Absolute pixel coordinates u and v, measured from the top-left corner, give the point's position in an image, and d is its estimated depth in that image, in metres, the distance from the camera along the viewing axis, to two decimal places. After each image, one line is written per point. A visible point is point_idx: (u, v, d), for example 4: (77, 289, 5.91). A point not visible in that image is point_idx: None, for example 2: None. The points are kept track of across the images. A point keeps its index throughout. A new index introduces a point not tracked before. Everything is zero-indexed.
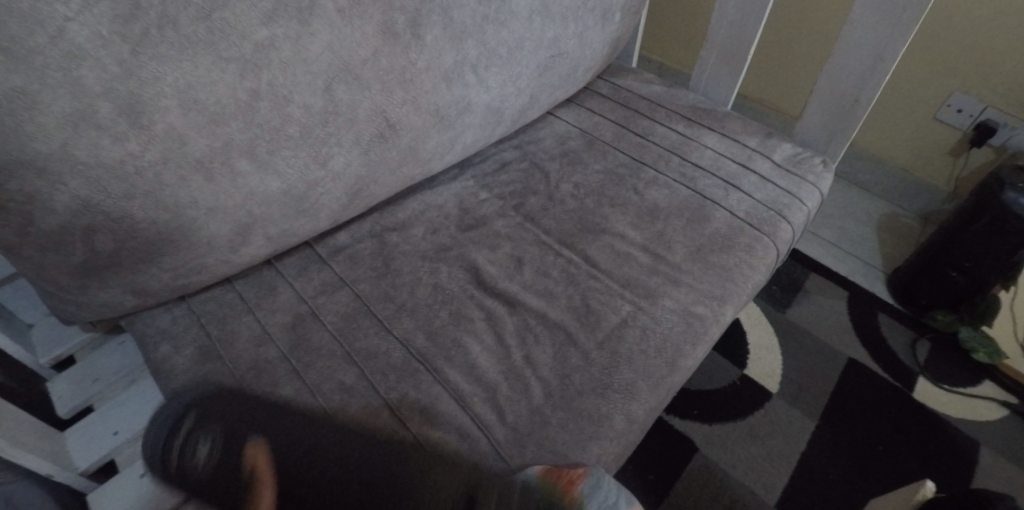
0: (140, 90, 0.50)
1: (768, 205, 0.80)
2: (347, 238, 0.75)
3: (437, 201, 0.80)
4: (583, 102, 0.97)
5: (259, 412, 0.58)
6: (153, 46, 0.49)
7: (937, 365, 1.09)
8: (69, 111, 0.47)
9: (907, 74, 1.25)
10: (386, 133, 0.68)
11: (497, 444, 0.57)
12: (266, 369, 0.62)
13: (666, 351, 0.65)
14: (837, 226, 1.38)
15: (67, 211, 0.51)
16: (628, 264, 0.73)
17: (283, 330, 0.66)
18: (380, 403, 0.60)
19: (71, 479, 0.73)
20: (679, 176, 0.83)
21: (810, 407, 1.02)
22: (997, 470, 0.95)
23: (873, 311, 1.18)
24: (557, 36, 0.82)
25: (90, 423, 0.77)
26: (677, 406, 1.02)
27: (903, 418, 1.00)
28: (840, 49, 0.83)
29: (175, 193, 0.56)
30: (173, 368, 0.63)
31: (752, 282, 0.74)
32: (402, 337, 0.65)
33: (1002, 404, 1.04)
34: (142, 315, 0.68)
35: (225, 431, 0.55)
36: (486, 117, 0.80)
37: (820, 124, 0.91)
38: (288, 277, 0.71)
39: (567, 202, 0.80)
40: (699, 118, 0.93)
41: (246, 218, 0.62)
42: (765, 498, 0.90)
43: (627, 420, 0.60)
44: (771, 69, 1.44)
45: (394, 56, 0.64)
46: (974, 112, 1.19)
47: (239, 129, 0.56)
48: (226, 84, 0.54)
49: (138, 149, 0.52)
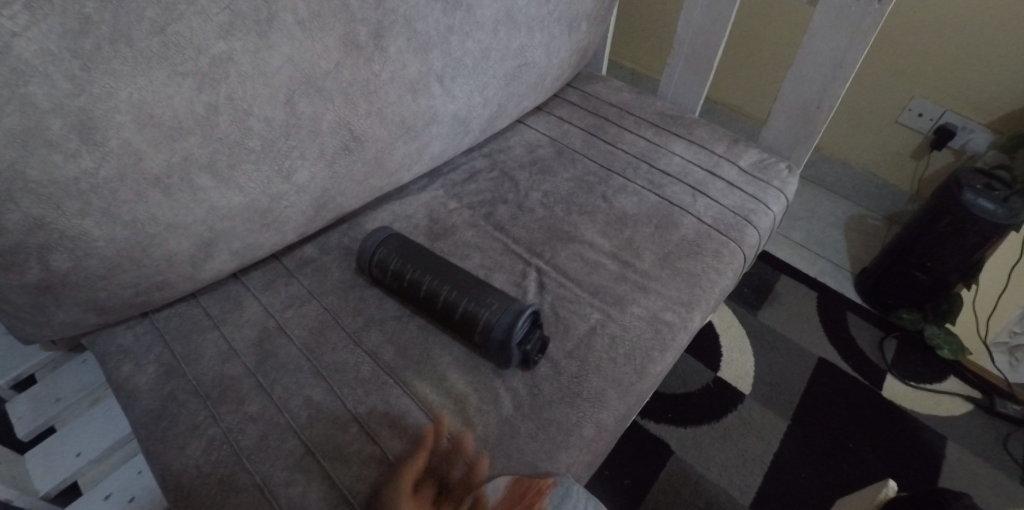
0: (92, 105, 0.49)
1: (734, 211, 0.81)
2: (315, 250, 0.75)
3: (407, 211, 0.80)
4: (553, 110, 0.98)
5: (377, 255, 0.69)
6: (106, 61, 0.48)
7: (904, 362, 1.12)
8: (17, 129, 0.46)
9: (868, 79, 1.28)
10: (351, 145, 0.67)
11: (467, 456, 0.57)
12: (232, 386, 0.61)
13: (635, 358, 0.66)
14: (807, 228, 1.40)
15: (18, 230, 0.50)
16: (597, 272, 0.73)
17: (249, 345, 0.65)
18: (348, 418, 0.59)
19: (32, 502, 0.72)
20: (647, 183, 0.84)
21: (782, 407, 1.03)
22: (963, 464, 0.98)
23: (842, 312, 1.21)
24: (524, 46, 0.82)
25: (52, 445, 0.75)
26: (653, 410, 1.02)
27: (872, 416, 1.03)
28: (800, 57, 0.85)
29: (132, 210, 0.55)
30: (135, 387, 0.62)
31: (720, 287, 0.75)
32: (371, 351, 0.65)
33: (967, 399, 1.07)
34: (103, 333, 0.66)
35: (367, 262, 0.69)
36: (454, 127, 0.80)
37: (784, 130, 0.93)
38: (255, 291, 0.70)
39: (537, 210, 0.80)
40: (667, 125, 0.94)
41: (207, 234, 0.61)
42: (739, 499, 0.92)
43: (596, 428, 0.60)
44: (737, 74, 1.46)
45: (357, 68, 0.64)
46: (934, 116, 1.22)
47: (197, 144, 0.56)
48: (183, 98, 0.53)
49: (92, 166, 0.51)
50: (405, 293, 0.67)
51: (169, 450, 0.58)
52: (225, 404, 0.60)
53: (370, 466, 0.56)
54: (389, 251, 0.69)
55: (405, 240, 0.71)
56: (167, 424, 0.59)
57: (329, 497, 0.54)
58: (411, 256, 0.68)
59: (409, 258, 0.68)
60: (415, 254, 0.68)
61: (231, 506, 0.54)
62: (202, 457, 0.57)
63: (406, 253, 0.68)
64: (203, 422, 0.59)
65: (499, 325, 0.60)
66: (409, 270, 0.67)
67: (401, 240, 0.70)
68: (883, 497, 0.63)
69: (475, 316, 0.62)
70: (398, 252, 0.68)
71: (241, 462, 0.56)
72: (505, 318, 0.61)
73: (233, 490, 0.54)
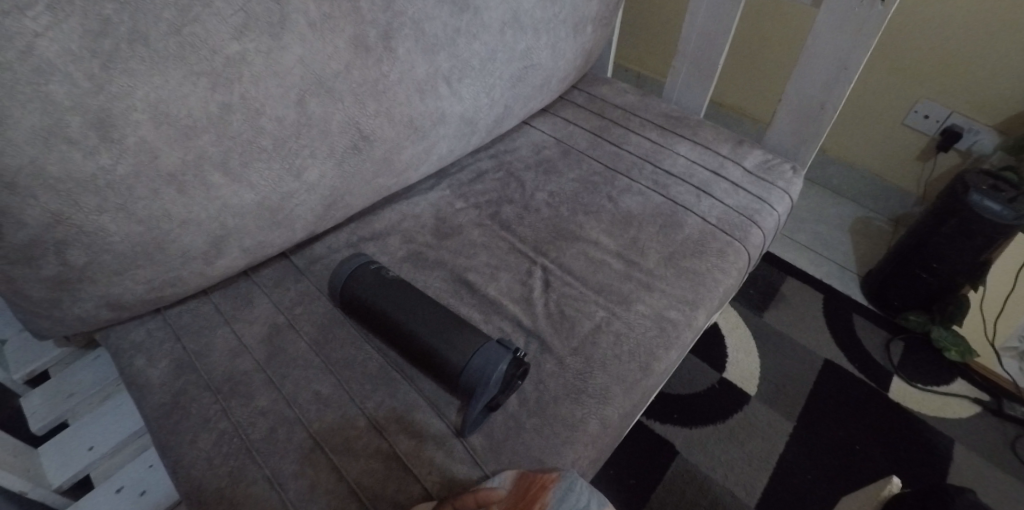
0: (110, 104, 0.50)
1: (739, 211, 0.82)
2: (324, 249, 0.76)
3: (414, 211, 0.81)
4: (558, 112, 0.99)
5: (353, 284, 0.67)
6: (124, 60, 0.50)
7: (911, 365, 1.11)
8: (38, 126, 0.48)
9: (874, 81, 1.28)
10: (361, 144, 0.69)
11: (473, 451, 0.58)
12: (242, 380, 0.62)
13: (640, 355, 0.66)
14: (813, 231, 1.40)
15: (37, 225, 0.51)
16: (602, 270, 0.74)
17: (259, 341, 0.66)
18: (356, 413, 0.60)
19: (45, 495, 0.73)
20: (652, 183, 0.85)
21: (788, 408, 1.03)
22: (971, 466, 0.97)
23: (848, 313, 1.21)
24: (530, 48, 0.83)
25: (65, 439, 0.76)
26: (658, 411, 1.03)
27: (879, 417, 1.02)
28: (804, 58, 0.86)
29: (147, 206, 0.56)
30: (147, 381, 0.63)
31: (724, 286, 0.75)
32: (379, 347, 0.66)
33: (975, 401, 1.06)
34: (116, 328, 0.67)
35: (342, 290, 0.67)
36: (461, 128, 0.81)
37: (789, 131, 0.93)
38: (265, 289, 0.71)
39: (543, 210, 0.81)
40: (672, 126, 0.95)
41: (220, 230, 0.62)
42: (744, 500, 0.91)
43: (601, 424, 0.61)
44: (743, 77, 1.47)
45: (366, 68, 0.65)
46: (940, 118, 1.23)
47: (210, 142, 0.57)
48: (197, 97, 0.54)
49: (109, 163, 0.52)
50: (377, 326, 0.64)
51: (180, 443, 0.59)
52: (235, 398, 0.61)
53: (378, 459, 0.57)
54: (365, 279, 0.67)
55: (383, 269, 0.69)
56: (179, 417, 0.60)
57: (337, 489, 0.55)
58: (383, 288, 0.65)
59: (381, 289, 0.65)
60: (390, 287, 0.65)
61: (241, 498, 0.54)
62: (212, 450, 0.58)
63: (381, 284, 0.66)
64: (214, 416, 0.60)
65: (465, 373, 0.57)
66: (382, 302, 0.64)
67: (378, 270, 0.68)
68: (887, 494, 0.63)
69: (443, 356, 0.59)
70: (371, 283, 0.66)
71: (250, 455, 0.57)
72: (472, 364, 0.57)
73: (243, 481, 0.55)
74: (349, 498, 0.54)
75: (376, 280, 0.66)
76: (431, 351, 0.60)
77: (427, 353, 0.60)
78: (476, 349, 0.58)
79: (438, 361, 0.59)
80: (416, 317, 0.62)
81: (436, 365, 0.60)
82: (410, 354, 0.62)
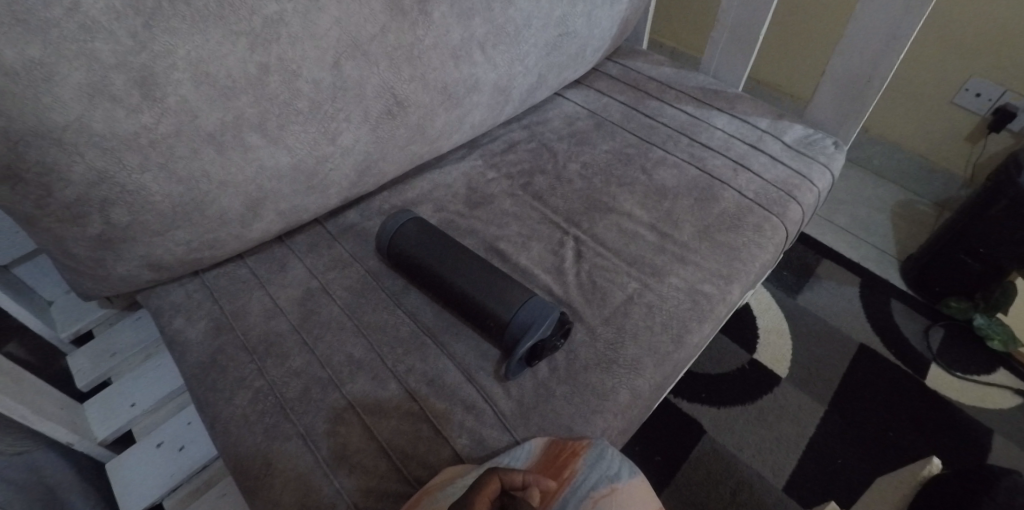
0: (153, 62, 0.51)
1: (778, 186, 0.79)
2: (356, 217, 0.76)
3: (446, 180, 0.81)
4: (592, 83, 0.97)
5: (397, 236, 0.67)
6: (167, 19, 0.51)
7: (951, 351, 1.08)
8: (85, 82, 0.48)
9: (924, 56, 1.23)
10: (395, 110, 0.68)
11: (502, 416, 0.58)
12: (277, 341, 0.63)
13: (672, 327, 0.65)
14: (852, 213, 1.36)
15: (83, 182, 0.52)
16: (634, 242, 0.73)
17: (293, 304, 0.67)
18: (387, 376, 0.60)
19: (90, 448, 0.76)
20: (688, 156, 0.83)
21: (819, 391, 1.01)
22: (1009, 455, 0.94)
23: (886, 298, 1.17)
24: (566, 14, 0.82)
25: (109, 396, 0.80)
26: (686, 390, 1.01)
27: (915, 402, 0.99)
28: (851, 28, 0.82)
29: (187, 165, 0.56)
30: (187, 340, 0.65)
31: (760, 262, 0.73)
32: (410, 312, 0.66)
33: (1017, 392, 1.03)
34: (157, 290, 0.69)
35: (386, 241, 0.68)
36: (494, 96, 0.80)
37: (832, 104, 0.90)
38: (299, 254, 0.72)
39: (575, 181, 0.80)
40: (710, 99, 0.92)
41: (256, 193, 0.62)
42: (772, 481, 0.90)
43: (631, 394, 0.60)
44: (784, 53, 1.43)
45: (401, 32, 0.65)
46: (993, 96, 1.17)
47: (249, 103, 0.57)
48: (237, 57, 0.55)
49: (151, 121, 0.53)
50: (421, 279, 0.65)
51: (219, 399, 0.60)
52: (271, 358, 0.62)
53: (408, 421, 0.57)
54: (408, 233, 0.67)
55: (425, 222, 0.69)
56: (217, 374, 0.62)
57: (369, 448, 0.56)
58: (428, 242, 0.66)
59: (425, 242, 0.66)
60: (433, 241, 0.66)
61: (275, 454, 0.56)
62: (249, 407, 0.59)
63: (424, 239, 0.67)
64: (250, 375, 0.61)
65: (513, 322, 0.59)
66: (426, 257, 0.65)
67: (420, 224, 0.69)
68: (925, 475, 0.61)
69: (489, 310, 0.60)
70: (414, 236, 0.67)
71: (284, 413, 0.58)
72: (519, 315, 0.59)
73: (277, 438, 0.57)
74: (380, 457, 0.55)
75: (422, 234, 0.67)
76: (478, 300, 0.61)
77: (473, 306, 0.61)
78: (521, 303, 0.60)
79: (484, 314, 0.61)
80: (463, 272, 0.63)
81: (483, 315, 0.61)
82: (454, 306, 0.63)
